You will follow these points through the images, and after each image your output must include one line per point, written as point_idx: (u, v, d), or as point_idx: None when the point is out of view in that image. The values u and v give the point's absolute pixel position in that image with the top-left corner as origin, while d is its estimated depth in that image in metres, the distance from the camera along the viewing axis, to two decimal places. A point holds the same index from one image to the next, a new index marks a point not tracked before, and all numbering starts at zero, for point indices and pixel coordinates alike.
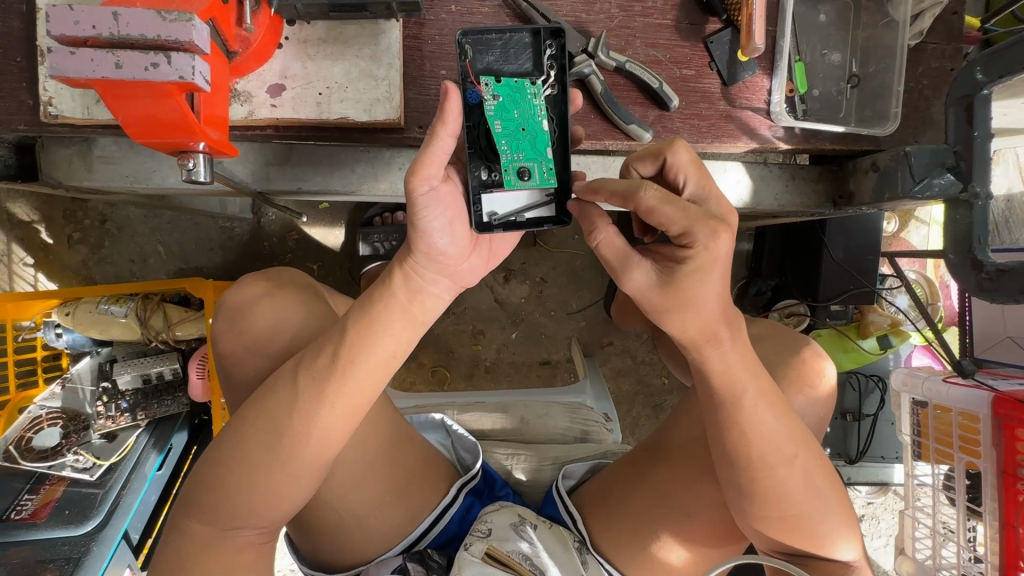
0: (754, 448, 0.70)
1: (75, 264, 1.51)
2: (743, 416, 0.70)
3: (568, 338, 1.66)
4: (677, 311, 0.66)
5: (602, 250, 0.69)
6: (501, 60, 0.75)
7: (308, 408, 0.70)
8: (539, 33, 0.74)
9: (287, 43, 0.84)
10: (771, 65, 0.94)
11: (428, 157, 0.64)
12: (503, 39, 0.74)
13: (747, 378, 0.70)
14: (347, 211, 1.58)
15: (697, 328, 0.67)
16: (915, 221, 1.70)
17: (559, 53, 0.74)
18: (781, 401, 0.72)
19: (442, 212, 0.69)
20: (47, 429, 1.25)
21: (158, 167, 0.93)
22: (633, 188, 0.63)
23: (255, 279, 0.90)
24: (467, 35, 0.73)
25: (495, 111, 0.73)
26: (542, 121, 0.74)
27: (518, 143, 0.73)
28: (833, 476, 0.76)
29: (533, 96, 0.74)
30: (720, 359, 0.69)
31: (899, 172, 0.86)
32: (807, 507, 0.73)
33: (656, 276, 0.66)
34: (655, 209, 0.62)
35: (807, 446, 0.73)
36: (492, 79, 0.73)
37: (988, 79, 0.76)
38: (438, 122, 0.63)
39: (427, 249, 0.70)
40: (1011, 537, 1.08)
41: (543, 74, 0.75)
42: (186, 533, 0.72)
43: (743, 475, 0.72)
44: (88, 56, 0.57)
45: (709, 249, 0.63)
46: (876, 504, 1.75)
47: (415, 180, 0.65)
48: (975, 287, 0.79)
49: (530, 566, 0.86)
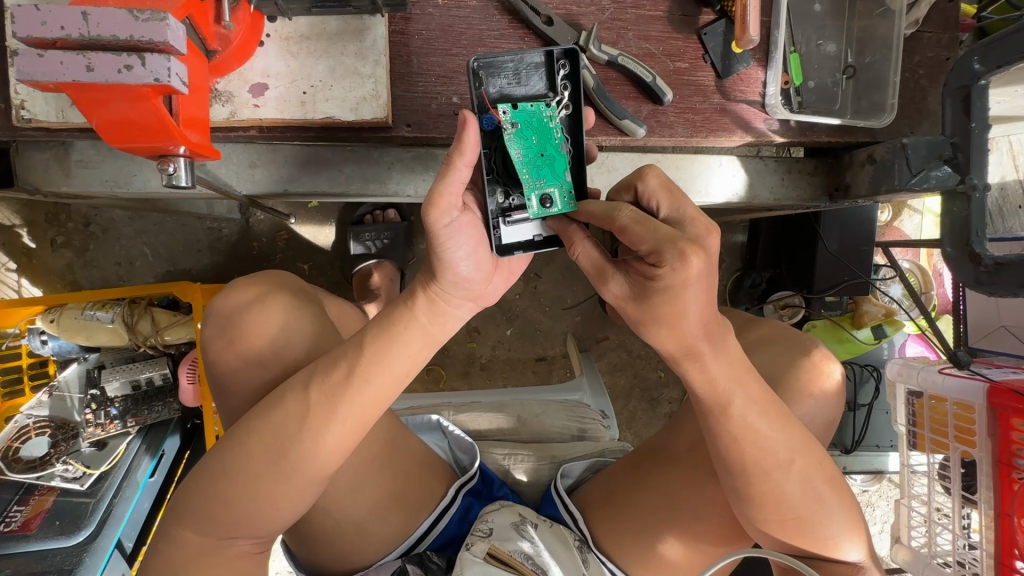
0: (747, 453, 0.69)
1: (60, 268, 1.47)
2: (732, 424, 0.68)
3: (563, 333, 1.65)
4: (652, 326, 0.65)
5: (580, 263, 0.68)
6: (514, 83, 0.74)
7: (318, 424, 0.68)
8: (552, 53, 0.73)
9: (269, 40, 0.81)
10: (765, 56, 0.92)
11: (447, 189, 0.63)
12: (515, 62, 0.73)
13: (733, 387, 0.67)
14: (337, 210, 1.56)
15: (673, 343, 0.65)
16: (909, 210, 1.69)
17: (573, 74, 0.74)
18: (777, 409, 0.70)
19: (466, 238, 0.67)
20: (34, 439, 1.22)
21: (138, 170, 0.91)
22: (609, 210, 0.62)
23: (247, 283, 0.88)
24: (478, 62, 0.71)
25: (513, 139, 0.72)
26: (560, 144, 0.73)
27: (538, 169, 0.72)
28: (836, 481, 0.74)
29: (549, 119, 0.73)
30: (699, 372, 0.67)
31: (896, 165, 0.85)
32: (808, 510, 0.73)
33: (631, 288, 0.65)
34: (628, 229, 0.61)
35: (807, 454, 0.72)
36: (508, 106, 0.72)
37: (986, 69, 0.74)
38: (455, 153, 0.61)
39: (454, 278, 0.68)
40: (1005, 527, 1.08)
41: (557, 95, 0.74)
42: (178, 541, 0.70)
43: (739, 479, 0.72)
44: (57, 58, 0.55)
45: (680, 271, 0.59)
46: (871, 492, 1.75)
47: (437, 213, 0.63)
48: (973, 280, 0.78)
49: (532, 566, 0.85)
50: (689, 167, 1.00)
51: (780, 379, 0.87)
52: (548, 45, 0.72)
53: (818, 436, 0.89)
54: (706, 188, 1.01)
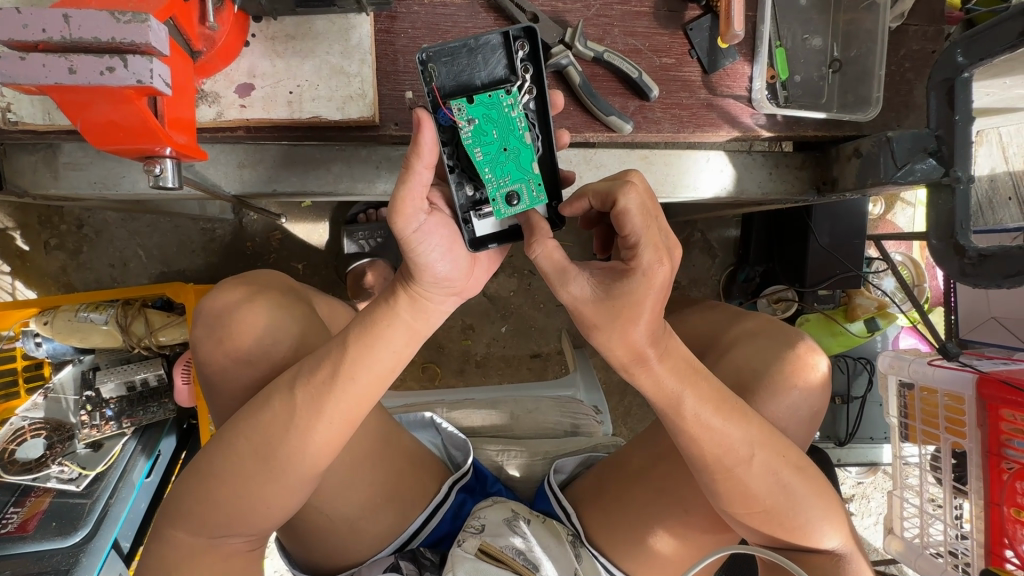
0: (706, 450, 0.71)
1: (54, 270, 1.47)
2: (686, 423, 0.70)
3: (558, 330, 1.65)
4: (605, 330, 0.65)
5: (540, 261, 0.67)
6: (469, 69, 0.70)
7: (305, 423, 0.69)
8: (508, 34, 0.68)
9: (254, 40, 0.81)
10: (752, 51, 0.93)
11: (407, 193, 0.62)
12: (469, 48, 0.69)
13: (682, 388, 0.69)
14: (331, 209, 1.56)
15: (623, 350, 0.66)
16: (901, 203, 1.70)
17: (533, 54, 0.69)
18: (729, 404, 0.71)
19: (438, 239, 0.67)
20: (30, 441, 1.23)
21: (127, 172, 0.91)
22: (614, 188, 0.64)
23: (233, 284, 0.88)
24: (427, 53, 0.68)
25: (473, 136, 0.70)
26: (523, 134, 0.71)
27: (501, 167, 0.71)
28: (803, 469, 0.75)
29: (510, 107, 0.70)
30: (650, 377, 0.68)
31: (881, 159, 0.86)
32: (777, 501, 0.74)
33: (592, 291, 0.65)
34: (629, 213, 0.63)
35: (766, 445, 0.73)
36: (463, 101, 0.70)
37: (969, 61, 0.75)
38: (412, 156, 0.60)
39: (433, 278, 0.68)
40: (996, 517, 1.09)
41: (517, 79, 0.70)
42: (171, 542, 0.70)
43: (705, 475, 0.73)
44: (39, 61, 0.55)
45: (649, 274, 0.64)
46: (865, 484, 1.77)
47: (401, 220, 0.63)
48: (958, 272, 0.79)
49: (524, 562, 0.85)
50: (677, 162, 1.01)
51: (765, 371, 0.88)
52: (502, 26, 0.68)
53: (802, 428, 0.89)
54: (695, 183, 1.01)
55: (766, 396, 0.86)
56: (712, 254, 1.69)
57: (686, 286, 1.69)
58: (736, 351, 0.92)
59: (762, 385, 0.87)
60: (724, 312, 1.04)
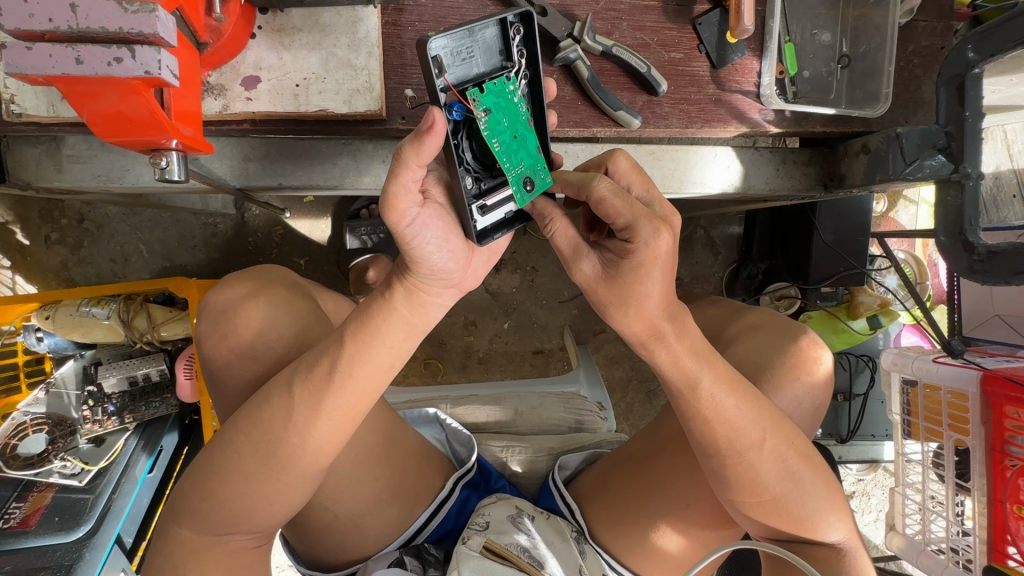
0: (718, 433, 0.71)
1: (55, 264, 1.47)
2: (702, 405, 0.70)
3: (560, 326, 1.65)
4: (621, 306, 0.66)
5: (556, 240, 0.69)
6: (471, 58, 0.68)
7: (304, 421, 0.68)
8: (506, 20, 0.68)
9: (260, 32, 0.80)
10: (760, 46, 0.92)
11: (398, 189, 0.60)
12: (468, 32, 0.66)
13: (700, 369, 0.69)
14: (334, 203, 1.55)
15: (639, 325, 0.67)
16: (904, 200, 1.70)
17: (527, 41, 0.70)
18: (744, 388, 0.72)
19: (434, 231, 0.66)
20: (32, 436, 1.21)
21: (131, 165, 0.91)
22: (587, 178, 0.64)
23: (239, 279, 0.88)
24: (439, 33, 0.62)
25: (489, 127, 0.68)
26: (527, 120, 0.72)
27: (516, 154, 0.70)
28: (810, 457, 0.75)
29: (513, 94, 0.70)
30: (667, 354, 0.69)
31: (890, 155, 0.85)
32: (786, 489, 0.74)
33: (601, 269, 0.66)
34: (605, 200, 0.62)
35: (776, 430, 0.73)
36: (475, 91, 0.67)
37: (980, 57, 0.75)
38: (410, 151, 0.58)
39: (429, 270, 0.67)
40: (999, 513, 1.09)
41: (514, 65, 0.70)
42: (176, 539, 0.70)
43: (715, 461, 0.73)
44: (46, 51, 0.55)
45: (651, 246, 0.63)
46: (866, 481, 1.77)
47: (393, 214, 0.61)
48: (967, 269, 0.79)
49: (529, 559, 0.84)
50: (682, 158, 1.01)
51: (770, 364, 0.87)
52: (504, 11, 0.67)
53: (806, 421, 0.89)
54: (702, 178, 1.01)
55: (771, 387, 0.85)
56: (715, 252, 1.69)
57: (689, 282, 1.69)
58: (740, 344, 0.92)
59: (768, 378, 0.86)
60: (729, 309, 1.04)
